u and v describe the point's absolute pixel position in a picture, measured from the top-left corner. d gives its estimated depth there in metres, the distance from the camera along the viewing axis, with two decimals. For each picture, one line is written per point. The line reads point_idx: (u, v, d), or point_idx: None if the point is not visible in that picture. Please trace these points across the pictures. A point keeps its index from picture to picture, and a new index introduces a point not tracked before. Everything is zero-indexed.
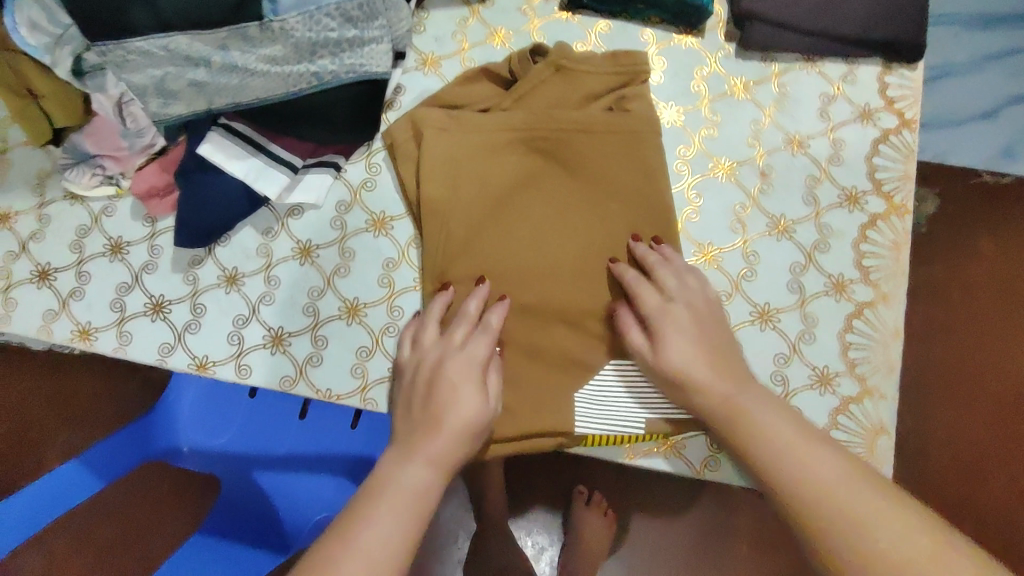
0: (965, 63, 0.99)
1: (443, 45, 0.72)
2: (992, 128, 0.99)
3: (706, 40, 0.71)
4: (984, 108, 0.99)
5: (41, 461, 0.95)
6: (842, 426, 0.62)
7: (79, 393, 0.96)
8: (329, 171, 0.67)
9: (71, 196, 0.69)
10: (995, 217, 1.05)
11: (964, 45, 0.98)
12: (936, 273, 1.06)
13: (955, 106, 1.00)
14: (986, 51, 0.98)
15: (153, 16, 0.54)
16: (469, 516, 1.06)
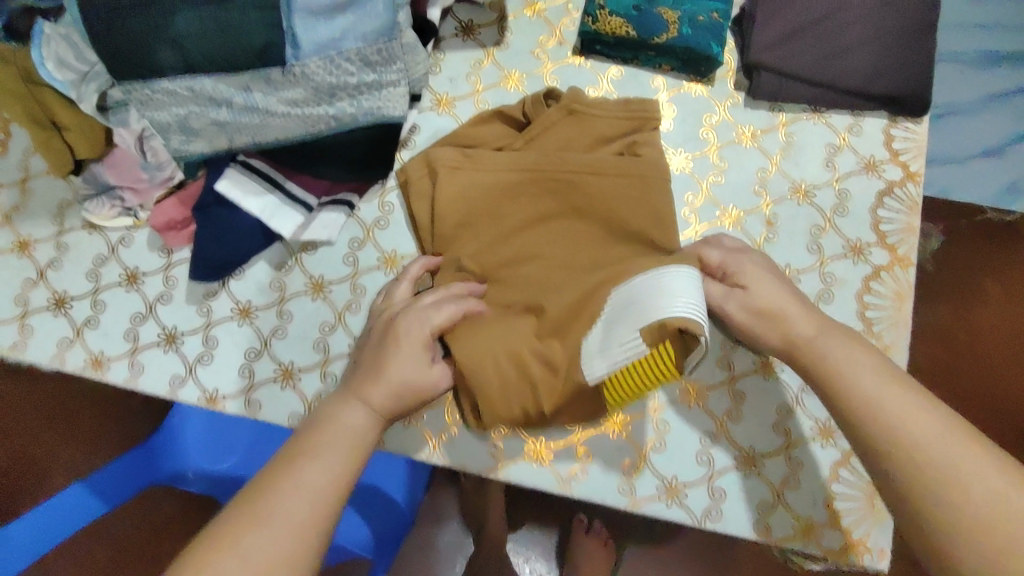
0: (974, 101, 0.97)
1: (457, 85, 0.73)
2: (999, 163, 0.97)
3: (715, 88, 0.72)
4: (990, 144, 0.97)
5: (44, 485, 0.95)
6: (842, 478, 0.63)
7: (82, 417, 0.97)
8: (342, 209, 0.68)
9: (88, 225, 0.71)
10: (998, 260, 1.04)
11: (974, 84, 0.98)
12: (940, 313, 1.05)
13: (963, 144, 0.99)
14: (992, 89, 0.97)
15: (180, 56, 0.55)
16: (468, 540, 1.03)
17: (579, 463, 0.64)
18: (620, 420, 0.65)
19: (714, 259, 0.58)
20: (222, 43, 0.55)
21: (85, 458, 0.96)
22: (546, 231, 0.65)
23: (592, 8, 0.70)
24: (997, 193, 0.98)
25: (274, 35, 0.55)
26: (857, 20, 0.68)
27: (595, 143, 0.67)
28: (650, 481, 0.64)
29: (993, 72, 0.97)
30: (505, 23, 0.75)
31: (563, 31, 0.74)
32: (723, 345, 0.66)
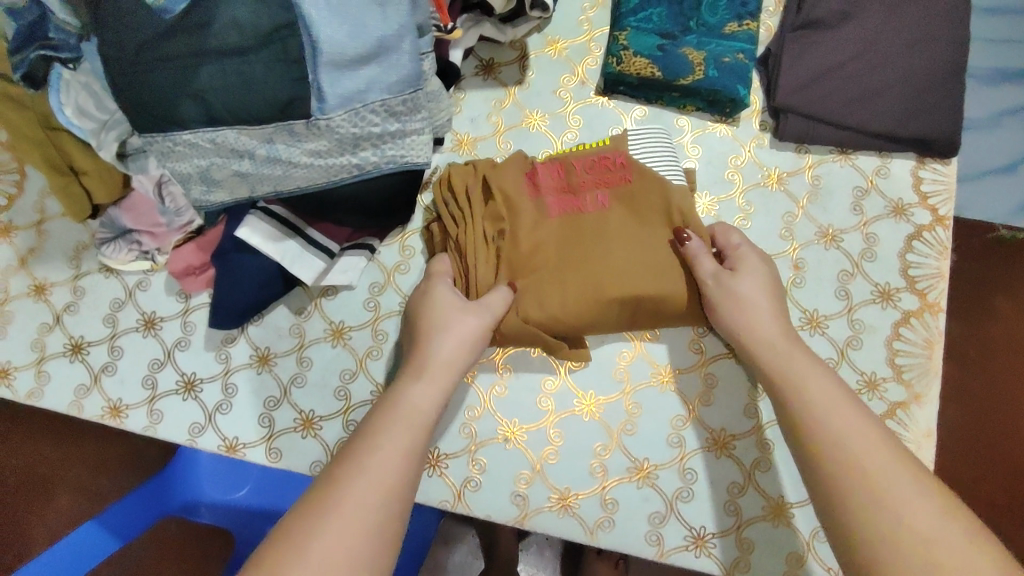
0: (981, 120, 0.96)
1: (478, 126, 0.73)
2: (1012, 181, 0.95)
3: (741, 128, 0.71)
4: (1000, 162, 0.95)
5: (56, 520, 0.95)
6: None
7: (91, 451, 0.96)
8: (363, 253, 0.68)
9: (105, 268, 0.70)
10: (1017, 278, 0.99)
11: (983, 102, 0.96)
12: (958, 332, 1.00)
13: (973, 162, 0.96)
14: (1002, 105, 0.96)
15: (204, 111, 0.55)
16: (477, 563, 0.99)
17: (605, 514, 0.63)
18: (646, 469, 0.64)
19: (749, 316, 0.57)
20: (247, 98, 0.54)
21: (96, 492, 0.95)
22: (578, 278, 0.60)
23: (616, 49, 0.69)
24: (1012, 211, 0.96)
25: (299, 88, 0.54)
26: (887, 62, 0.67)
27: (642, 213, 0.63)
28: (678, 532, 0.63)
29: (1003, 88, 0.96)
30: (527, 61, 0.74)
31: (586, 70, 0.74)
32: (750, 392, 0.66)
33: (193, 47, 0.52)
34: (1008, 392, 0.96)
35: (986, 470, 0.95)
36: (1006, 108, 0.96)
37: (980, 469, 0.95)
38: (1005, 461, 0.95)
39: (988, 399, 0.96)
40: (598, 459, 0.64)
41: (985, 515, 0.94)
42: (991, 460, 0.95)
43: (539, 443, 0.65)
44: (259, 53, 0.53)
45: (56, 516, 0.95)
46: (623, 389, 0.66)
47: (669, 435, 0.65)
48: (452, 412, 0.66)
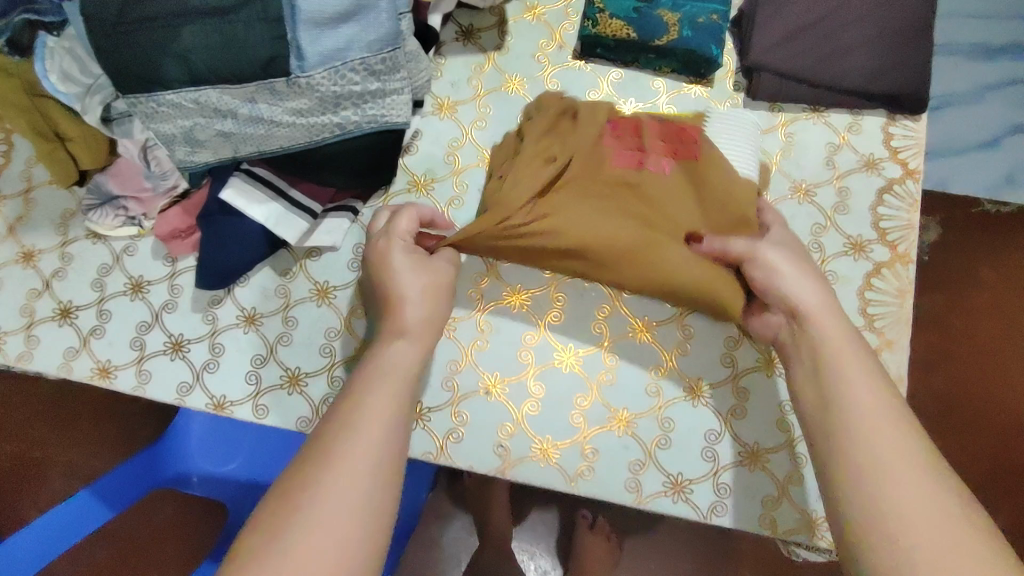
0: (964, 94, 0.98)
1: (458, 90, 0.74)
2: (992, 156, 0.97)
3: (715, 89, 0.73)
4: (985, 137, 0.97)
5: (48, 493, 0.96)
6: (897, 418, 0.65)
7: (85, 423, 0.97)
8: (346, 215, 0.69)
9: (93, 235, 0.71)
10: (997, 244, 1.00)
11: (965, 75, 0.98)
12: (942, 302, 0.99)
13: (954, 134, 0.98)
14: (983, 80, 0.98)
15: (186, 71, 0.56)
16: (471, 535, 1.00)
17: (586, 462, 0.65)
18: (625, 418, 0.66)
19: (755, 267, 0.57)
20: (228, 58, 0.55)
21: (89, 463, 0.96)
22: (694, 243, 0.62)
23: (592, 11, 0.70)
24: (997, 182, 0.98)
25: (279, 46, 0.56)
26: (858, 20, 0.69)
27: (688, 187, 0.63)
28: (656, 478, 0.64)
29: (986, 63, 0.98)
30: (505, 27, 0.75)
31: (564, 34, 0.75)
32: (727, 342, 0.67)
33: (174, 8, 0.54)
34: (986, 358, 0.98)
35: (965, 433, 0.97)
36: (988, 83, 0.98)
37: (960, 433, 0.97)
38: (984, 424, 0.97)
39: (968, 364, 0.98)
40: (578, 410, 0.66)
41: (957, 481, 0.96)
42: (970, 423, 0.97)
43: (520, 396, 0.66)
44: (240, 13, 0.54)
45: (49, 500, 0.96)
46: (602, 342, 0.68)
47: (648, 384, 0.67)
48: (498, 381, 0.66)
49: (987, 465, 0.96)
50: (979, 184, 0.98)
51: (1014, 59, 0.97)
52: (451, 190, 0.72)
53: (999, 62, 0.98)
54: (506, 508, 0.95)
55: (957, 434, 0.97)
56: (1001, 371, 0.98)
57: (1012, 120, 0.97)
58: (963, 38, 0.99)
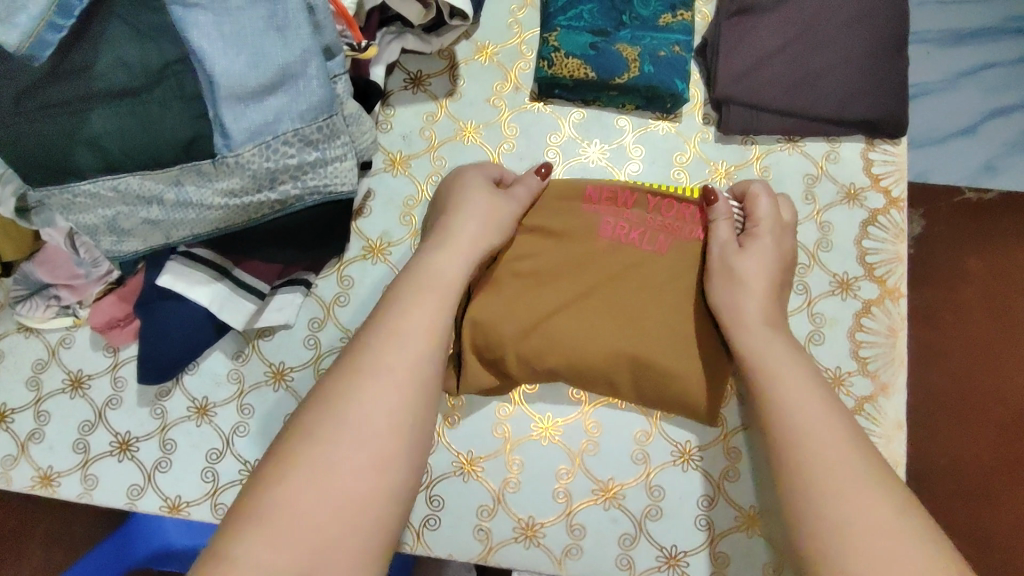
0: (939, 82, 0.95)
1: (410, 142, 0.69)
2: (970, 144, 0.94)
3: (683, 124, 0.69)
4: (961, 125, 0.94)
5: None
6: (883, 450, 0.62)
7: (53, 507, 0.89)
8: (299, 289, 0.64)
9: (24, 328, 0.65)
10: (982, 235, 0.95)
11: (936, 64, 0.95)
12: (927, 299, 0.95)
13: (930, 123, 0.95)
14: (958, 67, 0.95)
15: (100, 158, 0.50)
16: None
17: (572, 540, 0.61)
18: (613, 489, 0.61)
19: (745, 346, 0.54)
20: (146, 142, 0.50)
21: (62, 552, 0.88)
22: (677, 341, 0.60)
23: (547, 51, 0.65)
24: (975, 172, 0.94)
25: (201, 126, 0.51)
26: (826, 42, 0.65)
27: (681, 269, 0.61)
28: (649, 553, 0.60)
29: (957, 50, 0.95)
30: (456, 71, 0.70)
31: (519, 75, 0.70)
32: None
33: (80, 91, 0.49)
34: (982, 350, 0.93)
35: (968, 431, 0.91)
36: (961, 70, 0.94)
37: (963, 430, 0.91)
38: (986, 420, 0.91)
39: (964, 359, 0.93)
40: (561, 484, 0.62)
41: (951, 483, 0.90)
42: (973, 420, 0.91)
43: (498, 473, 0.62)
44: (153, 92, 0.50)
45: None
46: (582, 408, 0.63)
47: (633, 451, 0.62)
48: (483, 491, 0.61)
49: (978, 462, 0.90)
50: (957, 174, 0.94)
51: (985, 44, 0.94)
52: (410, 253, 0.67)
53: (968, 49, 0.95)
54: None
55: (952, 432, 0.91)
56: (999, 365, 0.92)
57: (987, 106, 0.94)
58: (934, 25, 0.95)
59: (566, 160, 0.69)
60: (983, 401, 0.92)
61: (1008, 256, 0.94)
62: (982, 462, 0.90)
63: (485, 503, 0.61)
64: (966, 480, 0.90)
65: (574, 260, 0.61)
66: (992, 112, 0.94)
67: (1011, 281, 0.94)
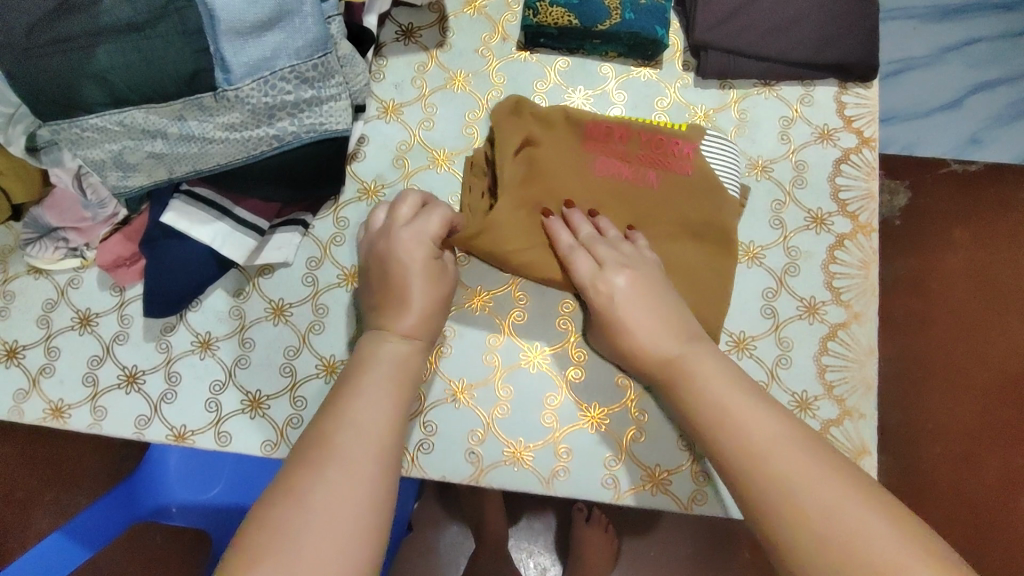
0: (923, 57, 0.97)
1: (403, 91, 0.72)
2: (955, 117, 0.97)
3: (664, 70, 0.72)
4: (945, 99, 0.97)
5: (32, 531, 0.91)
6: (855, 371, 0.65)
7: (67, 455, 0.93)
8: (297, 229, 0.67)
9: (34, 270, 0.68)
10: (966, 204, 0.97)
11: (921, 37, 0.97)
12: (911, 266, 0.97)
13: (915, 96, 0.98)
14: (942, 42, 0.97)
15: (106, 91, 0.53)
16: (468, 537, 0.94)
17: (560, 462, 0.64)
18: (598, 414, 0.65)
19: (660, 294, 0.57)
20: (150, 75, 0.53)
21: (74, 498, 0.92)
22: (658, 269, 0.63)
23: (533, 0, 0.68)
24: (960, 145, 0.98)
25: (202, 60, 0.54)
26: None
27: (674, 201, 0.63)
28: (633, 472, 0.63)
29: (943, 26, 0.97)
30: (446, 23, 0.73)
31: (506, 26, 0.73)
32: (766, 294, 0.66)
33: (87, 26, 0.51)
34: (965, 318, 0.95)
35: (950, 393, 0.93)
36: (946, 45, 0.97)
37: (947, 392, 0.93)
38: (970, 382, 0.93)
39: (950, 325, 0.95)
40: (549, 410, 0.65)
41: (939, 444, 0.92)
42: (957, 383, 0.93)
43: (488, 400, 0.65)
44: (156, 28, 0.52)
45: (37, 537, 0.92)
46: (567, 338, 0.66)
47: (617, 378, 0.65)
48: (473, 418, 0.64)
49: (966, 425, 0.93)
50: (940, 146, 0.97)
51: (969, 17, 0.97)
52: (404, 194, 0.70)
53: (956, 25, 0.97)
54: (502, 507, 0.91)
55: (938, 395, 0.93)
56: (982, 331, 0.95)
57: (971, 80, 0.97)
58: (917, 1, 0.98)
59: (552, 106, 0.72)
60: (969, 365, 0.94)
61: (990, 228, 0.97)
62: (969, 425, 0.93)
63: (474, 430, 0.64)
64: (952, 441, 0.92)
65: None
66: (976, 86, 0.96)
67: (995, 251, 0.96)
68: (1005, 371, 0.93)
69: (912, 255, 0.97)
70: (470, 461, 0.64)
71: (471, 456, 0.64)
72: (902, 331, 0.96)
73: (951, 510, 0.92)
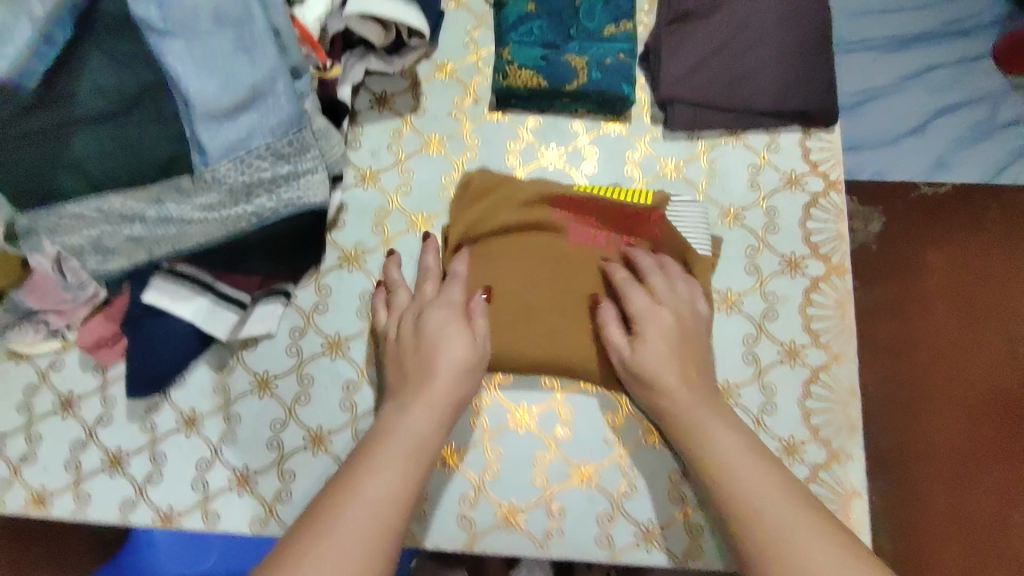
0: (886, 86, 1.00)
1: (379, 157, 0.73)
2: (922, 142, 0.99)
3: (633, 125, 0.74)
4: (912, 125, 0.99)
5: None
6: (839, 412, 0.65)
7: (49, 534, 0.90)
8: (279, 299, 0.67)
9: (13, 355, 0.68)
10: (941, 227, 0.98)
11: (882, 67, 1.01)
12: (890, 292, 0.98)
13: (881, 123, 1.00)
14: (904, 71, 1.00)
15: (83, 180, 0.55)
16: None
17: (553, 522, 0.63)
18: (588, 471, 0.64)
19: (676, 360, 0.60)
20: (125, 161, 0.54)
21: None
22: None
23: (502, 63, 0.71)
24: (931, 167, 0.99)
25: (178, 145, 0.55)
26: (760, 42, 0.71)
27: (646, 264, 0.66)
28: (626, 529, 0.63)
29: (904, 55, 1.01)
30: (419, 88, 0.75)
31: (478, 89, 0.75)
32: (746, 340, 0.67)
33: (63, 118, 0.53)
34: (949, 339, 0.96)
35: (945, 412, 0.94)
36: (906, 73, 1.00)
37: (936, 413, 0.93)
38: (957, 402, 0.94)
39: (934, 346, 0.95)
40: (539, 469, 0.64)
41: (932, 464, 0.92)
42: (950, 403, 0.94)
43: (478, 463, 0.65)
44: (130, 115, 0.53)
45: None
46: (554, 395, 0.66)
47: (605, 433, 0.65)
48: (464, 484, 0.64)
49: (957, 443, 0.93)
50: (913, 169, 0.98)
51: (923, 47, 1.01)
52: (385, 259, 0.70)
53: (910, 54, 1.01)
54: None
55: (926, 415, 0.94)
56: (966, 350, 0.95)
57: (933, 107, 1.00)
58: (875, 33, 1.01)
59: (526, 164, 0.73)
60: (956, 385, 0.94)
61: (966, 249, 0.98)
62: (960, 443, 0.92)
63: (467, 496, 0.64)
64: (945, 461, 0.92)
65: (543, 251, 0.66)
66: (939, 111, 0.99)
67: (972, 272, 0.97)
68: (992, 389, 0.93)
69: (890, 281, 0.98)
70: (464, 528, 0.63)
71: (465, 522, 0.63)
72: (886, 355, 0.96)
73: (948, 530, 0.91)
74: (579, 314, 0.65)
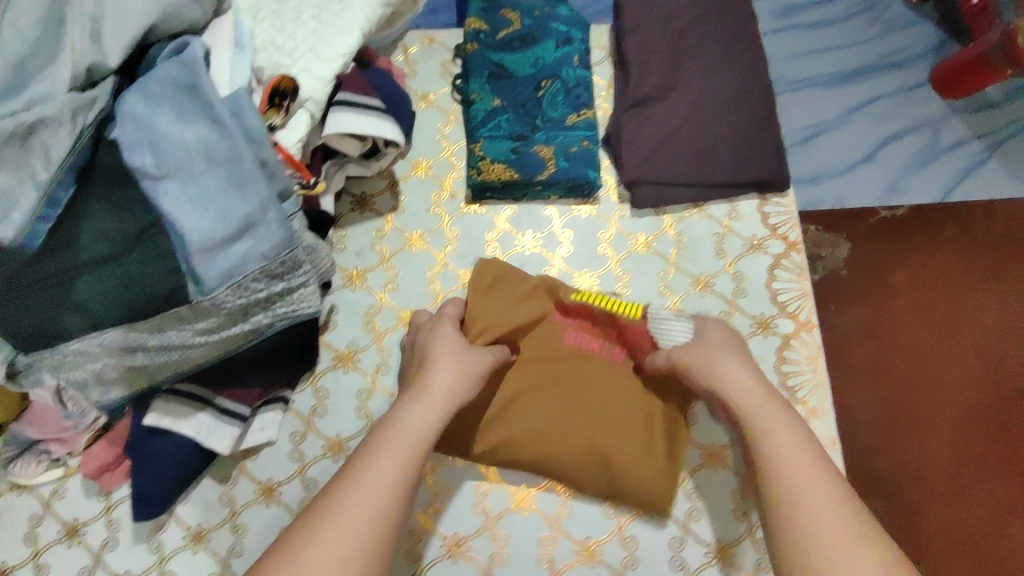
0: (833, 119, 0.95)
1: (364, 257, 0.76)
2: (872, 171, 0.93)
3: (602, 205, 0.78)
4: (860, 154, 0.93)
5: None
6: None
7: None
8: (278, 406, 0.69)
9: (16, 486, 0.68)
10: (900, 243, 0.91)
11: (827, 103, 0.95)
12: (861, 316, 0.90)
13: (834, 158, 0.94)
14: (849, 104, 0.95)
15: (86, 318, 0.57)
16: None
17: None
18: (592, 547, 0.66)
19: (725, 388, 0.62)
20: (126, 297, 0.57)
21: None
22: None
23: (475, 161, 0.76)
24: (885, 192, 0.92)
25: (176, 278, 0.57)
26: (715, 120, 0.77)
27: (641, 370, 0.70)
28: None
29: (844, 89, 0.96)
30: (397, 188, 0.79)
31: (453, 183, 0.79)
32: None
33: (66, 264, 0.56)
34: (923, 357, 0.88)
35: (930, 436, 0.84)
36: (853, 105, 0.95)
37: (922, 432, 0.85)
38: (941, 419, 0.85)
39: (911, 365, 0.87)
40: (544, 550, 0.66)
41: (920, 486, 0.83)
42: (936, 426, 0.85)
43: (484, 552, 0.66)
44: (131, 255, 0.57)
45: None
46: (552, 476, 0.69)
47: (604, 507, 0.68)
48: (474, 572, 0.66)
49: (946, 461, 0.84)
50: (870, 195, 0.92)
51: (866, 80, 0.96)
52: (377, 356, 0.73)
53: (851, 88, 0.96)
54: None
55: (912, 435, 0.85)
56: (943, 365, 0.87)
57: (883, 132, 0.94)
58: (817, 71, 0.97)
59: (506, 252, 0.77)
60: (936, 403, 0.86)
61: (930, 261, 0.91)
62: (948, 460, 0.84)
63: None
64: (936, 481, 0.83)
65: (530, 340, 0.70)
66: (887, 138, 0.93)
67: (939, 284, 0.90)
68: (972, 400, 0.86)
69: (859, 305, 0.91)
70: None
71: None
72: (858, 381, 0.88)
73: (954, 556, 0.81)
74: (576, 403, 0.69)
